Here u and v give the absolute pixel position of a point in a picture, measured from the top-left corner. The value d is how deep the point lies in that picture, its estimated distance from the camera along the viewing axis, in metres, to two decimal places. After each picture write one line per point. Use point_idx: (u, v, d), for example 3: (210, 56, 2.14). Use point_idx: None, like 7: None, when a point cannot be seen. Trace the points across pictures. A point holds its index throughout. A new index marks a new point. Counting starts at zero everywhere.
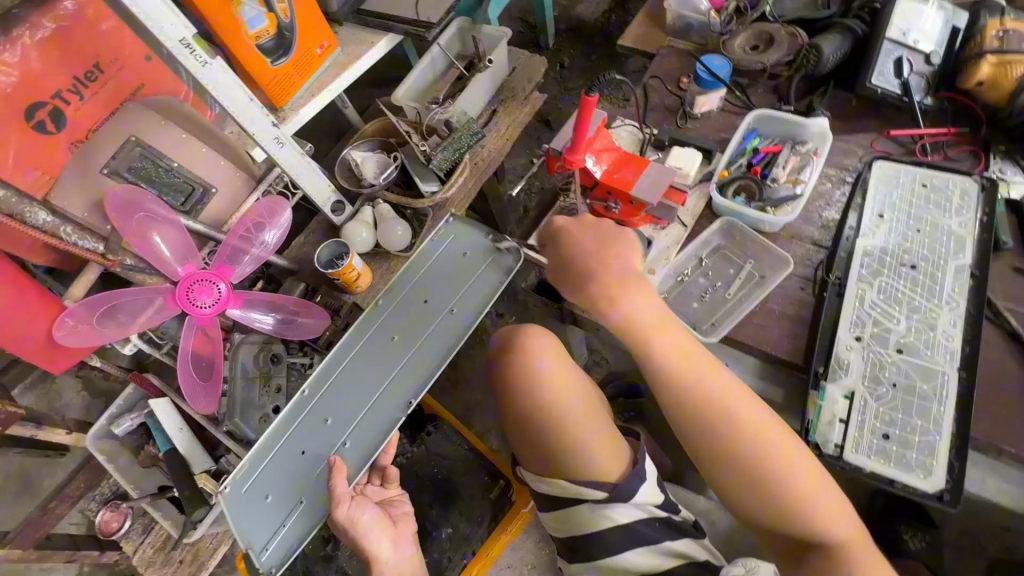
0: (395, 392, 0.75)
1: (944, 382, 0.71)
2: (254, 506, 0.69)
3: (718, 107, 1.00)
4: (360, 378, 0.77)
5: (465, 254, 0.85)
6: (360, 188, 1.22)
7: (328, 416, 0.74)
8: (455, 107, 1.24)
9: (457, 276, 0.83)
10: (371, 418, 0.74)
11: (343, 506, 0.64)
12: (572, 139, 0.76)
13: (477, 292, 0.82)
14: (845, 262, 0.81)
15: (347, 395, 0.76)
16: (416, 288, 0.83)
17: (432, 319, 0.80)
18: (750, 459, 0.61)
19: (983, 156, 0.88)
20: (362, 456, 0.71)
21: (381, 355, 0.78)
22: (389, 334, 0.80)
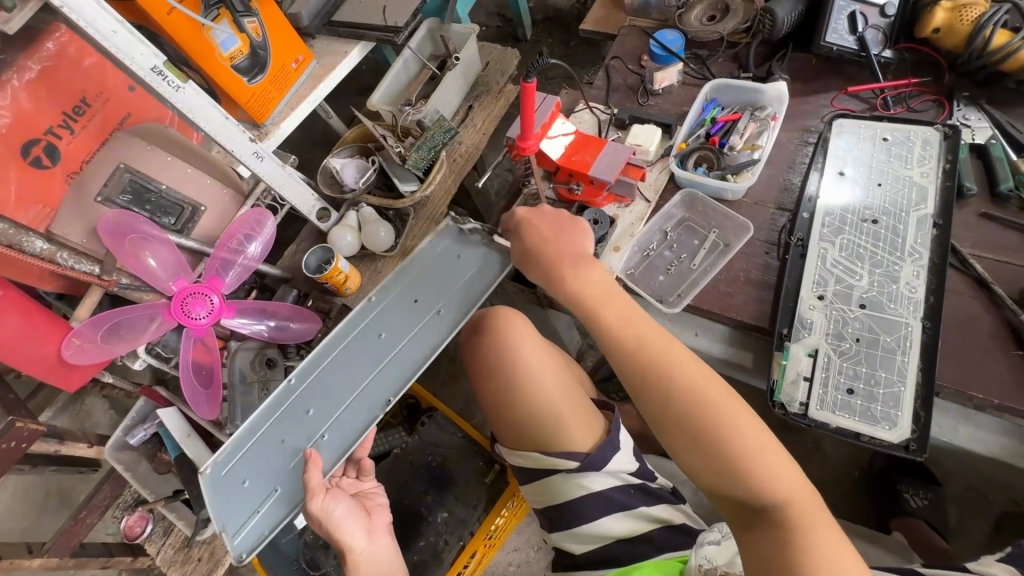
0: (375, 390, 0.75)
1: (908, 333, 0.72)
2: (231, 490, 0.70)
3: (679, 81, 1.01)
4: (346, 373, 0.76)
5: (458, 257, 0.84)
6: (343, 194, 1.26)
7: (310, 407, 0.74)
8: (428, 106, 1.26)
9: (449, 276, 0.83)
10: (350, 414, 0.74)
11: (317, 498, 0.66)
12: (521, 128, 0.77)
13: (466, 296, 0.81)
14: (807, 222, 0.81)
15: (330, 388, 0.75)
16: (406, 284, 0.82)
17: (420, 319, 0.79)
18: (697, 420, 0.61)
19: (946, 104, 0.87)
20: (338, 451, 0.72)
21: (368, 350, 0.77)
22: (377, 330, 0.79)
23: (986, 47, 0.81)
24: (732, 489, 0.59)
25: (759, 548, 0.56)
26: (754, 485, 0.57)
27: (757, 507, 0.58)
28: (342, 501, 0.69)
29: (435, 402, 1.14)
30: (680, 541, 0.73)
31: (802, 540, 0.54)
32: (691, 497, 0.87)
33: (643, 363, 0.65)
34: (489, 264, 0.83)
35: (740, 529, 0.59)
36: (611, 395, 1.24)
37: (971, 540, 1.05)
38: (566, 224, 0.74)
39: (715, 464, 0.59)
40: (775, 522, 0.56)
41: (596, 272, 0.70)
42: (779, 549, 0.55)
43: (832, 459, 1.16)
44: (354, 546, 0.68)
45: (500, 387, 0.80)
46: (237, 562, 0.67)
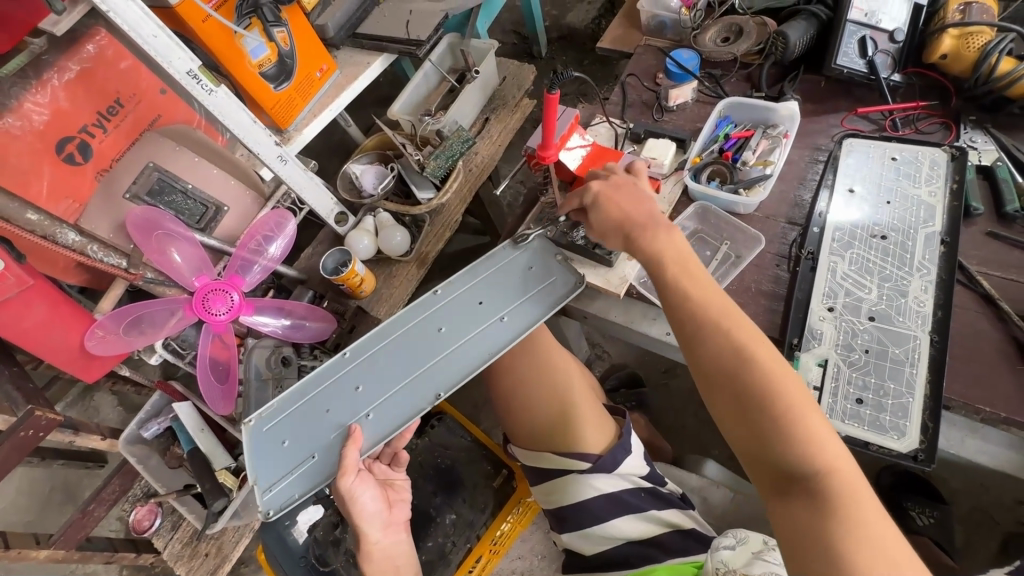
0: (427, 381, 0.71)
1: (916, 346, 0.73)
2: (270, 449, 0.68)
3: (693, 99, 1.04)
4: (398, 361, 0.72)
5: (528, 269, 0.78)
6: (360, 199, 1.29)
7: (360, 384, 0.71)
8: (447, 117, 1.30)
9: (516, 288, 0.77)
10: (395, 401, 0.70)
11: (348, 478, 0.66)
12: (542, 137, 0.81)
13: (532, 309, 0.75)
14: (817, 237, 0.83)
15: (383, 368, 0.72)
16: (475, 284, 0.77)
17: (483, 322, 0.74)
18: (748, 379, 0.59)
19: (954, 126, 0.89)
20: (379, 434, 0.68)
21: (424, 342, 0.73)
22: (437, 324, 0.74)
23: (992, 73, 0.85)
24: (769, 453, 0.57)
25: (791, 516, 0.54)
26: (797, 454, 0.55)
27: (793, 475, 0.55)
28: (366, 487, 0.70)
29: (446, 407, 1.15)
30: (689, 545, 0.73)
31: (839, 513, 0.52)
32: (700, 505, 0.87)
33: (700, 318, 0.64)
34: (563, 280, 0.78)
35: (772, 496, 0.57)
36: (619, 404, 1.25)
37: (977, 559, 1.05)
38: (642, 196, 0.75)
39: (756, 427, 0.57)
40: (815, 493, 0.53)
41: (675, 239, 0.70)
42: (818, 521, 0.52)
43: None
44: (369, 534, 0.70)
45: (520, 385, 0.81)
46: (263, 518, 0.65)
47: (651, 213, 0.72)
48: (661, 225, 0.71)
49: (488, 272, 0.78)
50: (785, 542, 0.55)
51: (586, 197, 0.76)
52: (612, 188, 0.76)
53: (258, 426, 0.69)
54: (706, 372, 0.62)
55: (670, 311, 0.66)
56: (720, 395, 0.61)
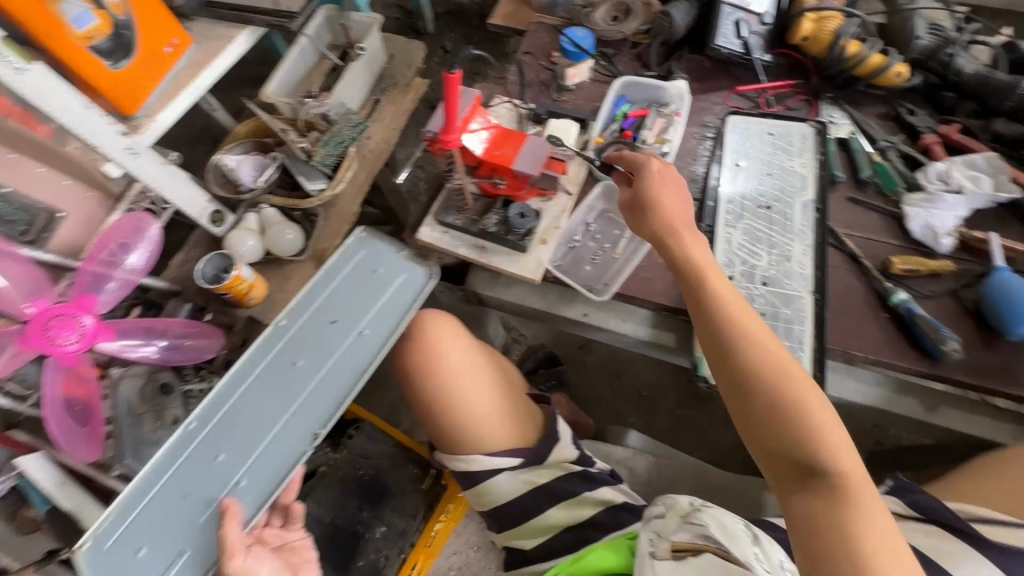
0: (300, 424, 0.71)
1: (802, 306, 0.81)
2: (124, 561, 0.63)
3: (590, 78, 1.04)
4: (257, 415, 0.71)
5: (374, 273, 0.80)
6: (238, 195, 1.15)
7: (220, 451, 0.68)
8: (332, 98, 1.18)
9: (365, 298, 0.78)
10: (270, 454, 0.69)
11: (237, 557, 0.60)
12: (444, 120, 0.77)
13: (390, 314, 0.78)
14: (714, 210, 0.89)
15: (242, 430, 0.70)
16: (320, 305, 0.77)
17: (343, 339, 0.75)
18: (779, 391, 0.62)
19: (815, 103, 0.99)
20: (259, 495, 0.67)
21: (282, 380, 0.72)
22: (294, 357, 0.74)
23: (843, 54, 0.94)
24: (793, 457, 0.60)
25: (808, 516, 0.57)
26: (817, 455, 0.58)
27: (814, 475, 0.58)
28: (263, 560, 0.66)
29: (363, 413, 1.08)
30: (623, 518, 0.74)
31: (856, 511, 0.56)
32: (627, 475, 0.91)
33: (730, 330, 0.66)
34: (413, 274, 0.80)
35: (789, 493, 0.60)
36: (540, 386, 1.27)
37: None
38: (684, 196, 0.75)
39: (784, 435, 0.60)
40: (833, 493, 0.57)
41: (706, 252, 0.72)
42: (834, 516, 0.56)
43: None
44: None
45: (442, 389, 0.78)
46: None
47: (685, 217, 0.73)
48: (699, 237, 0.73)
49: (335, 289, 0.78)
50: (800, 538, 0.57)
51: (643, 170, 0.77)
52: (666, 177, 0.76)
53: (96, 547, 0.63)
54: (738, 382, 0.64)
55: (700, 321, 0.68)
56: (751, 401, 0.63)
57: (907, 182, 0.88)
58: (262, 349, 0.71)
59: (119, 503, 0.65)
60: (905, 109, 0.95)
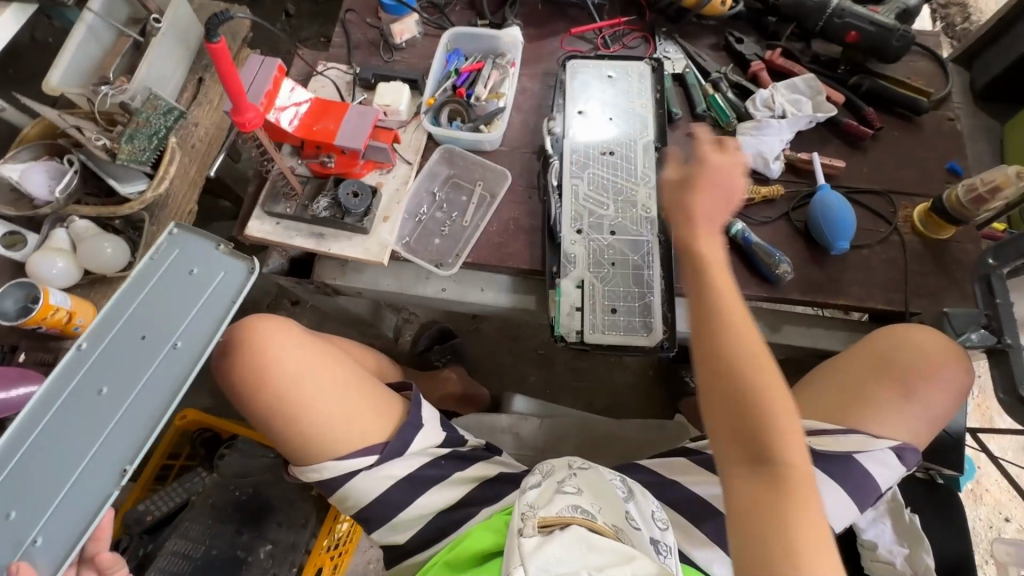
0: (107, 460, 0.58)
1: (650, 250, 0.81)
2: None
3: (421, 33, 0.96)
4: (51, 458, 0.57)
5: (190, 273, 0.66)
6: (34, 209, 0.97)
7: (12, 509, 0.55)
8: (134, 82, 1.02)
9: (183, 300, 0.65)
10: (69, 505, 0.56)
11: None
12: (231, 99, 0.67)
13: (209, 317, 0.65)
14: (558, 163, 0.85)
15: (33, 481, 0.56)
16: (128, 317, 0.63)
17: (154, 355, 0.61)
18: (746, 363, 0.50)
19: (651, 40, 0.97)
20: (63, 552, 0.54)
21: (81, 413, 0.58)
22: (98, 385, 0.60)
23: None
24: (748, 435, 0.49)
25: (748, 502, 0.47)
26: (771, 439, 0.48)
27: (766, 458, 0.48)
28: None
29: (236, 428, 1.00)
30: (499, 490, 0.73)
31: (797, 510, 0.46)
32: (513, 442, 0.89)
33: (708, 287, 0.53)
34: (234, 269, 0.67)
35: (734, 475, 0.49)
36: (434, 364, 1.23)
37: None
38: (731, 181, 0.58)
39: (745, 411, 0.49)
40: (781, 484, 0.47)
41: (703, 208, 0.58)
42: (776, 508, 0.46)
43: (633, 366, 1.33)
44: None
45: (279, 397, 0.68)
46: None
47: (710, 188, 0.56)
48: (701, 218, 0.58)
49: (146, 297, 0.64)
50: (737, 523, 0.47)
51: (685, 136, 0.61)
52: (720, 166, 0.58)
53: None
54: (706, 346, 0.52)
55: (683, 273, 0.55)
56: (717, 366, 0.51)
57: (738, 111, 0.89)
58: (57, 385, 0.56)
59: None
60: (734, 37, 0.95)
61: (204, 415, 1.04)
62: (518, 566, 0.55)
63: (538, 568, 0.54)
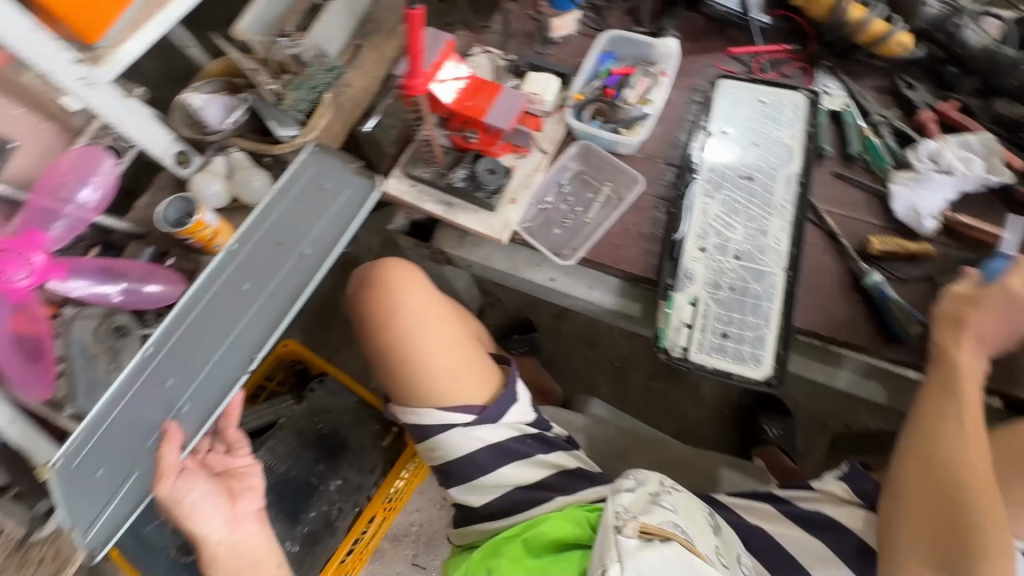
0: (243, 345, 0.68)
1: (773, 282, 0.79)
2: (82, 484, 0.60)
3: (577, 32, 0.98)
4: (203, 335, 0.67)
5: (321, 188, 0.76)
6: (206, 136, 1.10)
7: (170, 375, 0.65)
8: (308, 38, 1.11)
9: (310, 218, 0.73)
10: (212, 378, 0.67)
11: (167, 481, 0.60)
12: (409, 63, 0.72)
13: (332, 237, 0.74)
14: (692, 179, 0.85)
15: (188, 353, 0.66)
16: (266, 225, 0.71)
17: (286, 261, 0.71)
18: (957, 477, 0.60)
19: (811, 71, 0.93)
20: (201, 419, 0.66)
21: (227, 301, 0.68)
22: (242, 280, 0.69)
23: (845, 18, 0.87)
24: (946, 536, 0.58)
25: None
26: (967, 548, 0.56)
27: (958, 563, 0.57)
28: (194, 485, 0.64)
29: (327, 367, 1.07)
30: (576, 484, 0.73)
31: None
32: (585, 443, 0.90)
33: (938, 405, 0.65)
34: (356, 197, 0.77)
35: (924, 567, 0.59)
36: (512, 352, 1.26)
37: (813, 459, 1.22)
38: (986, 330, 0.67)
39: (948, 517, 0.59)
40: None
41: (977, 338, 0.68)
42: None
43: (709, 400, 1.29)
44: (207, 535, 0.62)
45: (396, 338, 0.76)
46: (89, 560, 0.61)
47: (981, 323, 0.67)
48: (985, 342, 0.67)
49: (284, 207, 0.72)
50: None
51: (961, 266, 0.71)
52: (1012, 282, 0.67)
53: (66, 467, 0.60)
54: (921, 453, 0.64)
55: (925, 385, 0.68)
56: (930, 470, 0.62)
57: (896, 159, 0.85)
58: (210, 269, 0.66)
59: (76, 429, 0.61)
60: (904, 82, 0.90)
61: (302, 348, 1.12)
62: (615, 562, 0.57)
63: (635, 570, 0.56)
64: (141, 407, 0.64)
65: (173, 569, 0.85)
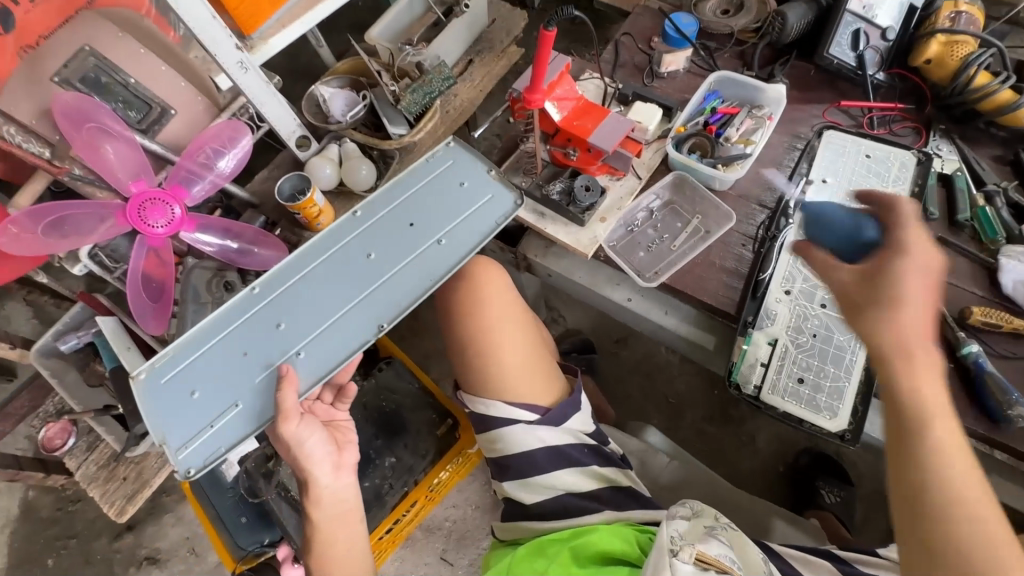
0: (368, 312, 0.70)
1: (860, 335, 0.77)
2: (179, 401, 0.65)
3: (685, 69, 1.02)
4: (325, 293, 0.70)
5: (461, 187, 0.78)
6: (326, 124, 1.21)
7: (282, 320, 0.69)
8: (430, 49, 1.23)
9: (446, 209, 0.76)
10: (330, 336, 0.69)
11: (290, 421, 0.63)
12: (531, 79, 0.78)
13: (470, 230, 0.75)
14: (786, 222, 0.85)
15: (307, 304, 0.70)
16: (401, 205, 0.76)
17: (420, 242, 0.74)
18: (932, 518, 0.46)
19: (924, 133, 0.92)
20: (317, 372, 0.67)
21: (354, 267, 0.72)
22: (368, 249, 0.73)
23: (969, 84, 0.87)
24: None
25: None
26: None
27: None
28: (312, 432, 0.67)
29: (396, 350, 1.13)
30: (623, 501, 0.74)
31: None
32: (637, 467, 0.90)
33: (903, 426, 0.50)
34: (500, 199, 0.77)
35: None
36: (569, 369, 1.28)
37: (870, 536, 1.15)
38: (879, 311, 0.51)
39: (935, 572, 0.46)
40: None
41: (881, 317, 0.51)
42: None
43: (763, 452, 1.25)
44: (319, 478, 0.67)
45: (477, 328, 0.80)
46: (181, 479, 0.62)
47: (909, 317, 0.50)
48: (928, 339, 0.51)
49: (419, 191, 0.77)
50: None
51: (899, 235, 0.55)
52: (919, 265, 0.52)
53: (152, 379, 0.65)
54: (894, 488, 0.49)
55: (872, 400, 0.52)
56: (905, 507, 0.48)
57: (1009, 232, 0.81)
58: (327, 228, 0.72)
59: (187, 340, 0.67)
60: None
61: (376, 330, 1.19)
62: None
63: None
64: (248, 341, 0.68)
65: (236, 508, 0.92)
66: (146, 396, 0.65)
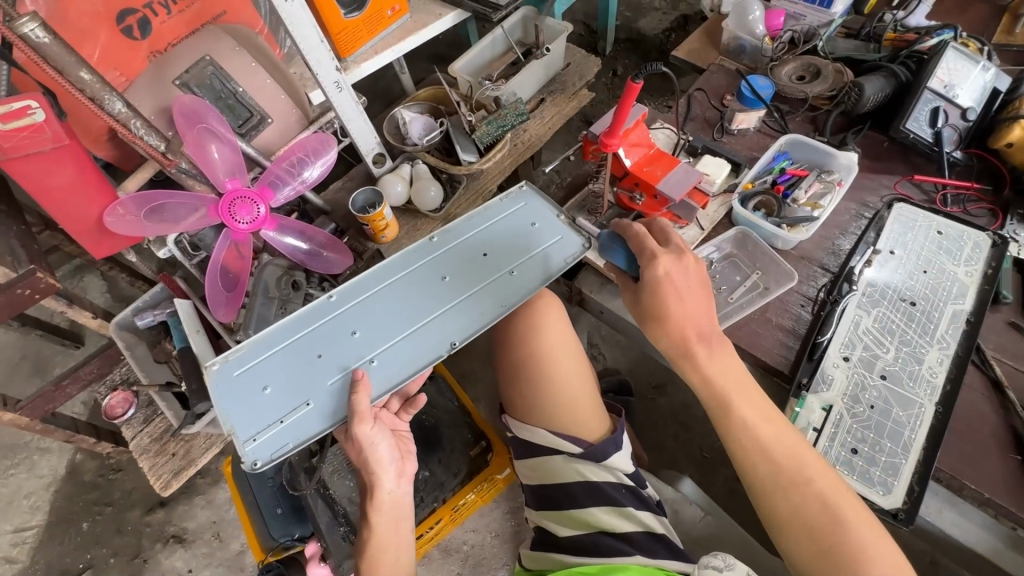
0: (441, 331, 0.73)
1: (920, 413, 0.75)
2: (251, 394, 0.68)
3: (755, 128, 1.04)
4: (399, 309, 0.74)
5: (533, 225, 0.82)
6: (402, 145, 1.28)
7: (357, 329, 0.72)
8: (507, 86, 1.30)
9: (519, 245, 0.80)
10: (402, 349, 0.71)
11: (365, 424, 0.65)
12: (611, 124, 0.82)
13: (542, 266, 0.79)
14: (849, 288, 0.84)
15: (381, 317, 0.73)
16: (476, 236, 0.80)
17: (493, 272, 0.77)
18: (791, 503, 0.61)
19: (1000, 215, 0.91)
20: (388, 381, 0.69)
21: (429, 287, 0.76)
22: (442, 273, 0.77)
23: None
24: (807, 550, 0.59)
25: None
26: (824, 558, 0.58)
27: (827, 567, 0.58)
28: (383, 437, 0.70)
29: (438, 365, 1.16)
30: (658, 549, 0.71)
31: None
32: (670, 516, 0.89)
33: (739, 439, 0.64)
34: (570, 240, 0.80)
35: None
36: None
37: None
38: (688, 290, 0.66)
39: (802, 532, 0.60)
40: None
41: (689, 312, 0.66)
42: None
43: None
44: (384, 484, 0.69)
45: (529, 355, 0.83)
46: (249, 469, 0.65)
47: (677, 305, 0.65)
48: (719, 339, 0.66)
49: (493, 224, 0.81)
50: None
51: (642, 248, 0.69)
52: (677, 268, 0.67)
53: (224, 370, 0.69)
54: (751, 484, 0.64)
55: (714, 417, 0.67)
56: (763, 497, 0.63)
57: None
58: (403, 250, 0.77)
59: (263, 337, 0.71)
60: None
61: None
62: None
63: None
64: (321, 344, 0.72)
65: (274, 499, 0.96)
66: (221, 387, 0.68)
